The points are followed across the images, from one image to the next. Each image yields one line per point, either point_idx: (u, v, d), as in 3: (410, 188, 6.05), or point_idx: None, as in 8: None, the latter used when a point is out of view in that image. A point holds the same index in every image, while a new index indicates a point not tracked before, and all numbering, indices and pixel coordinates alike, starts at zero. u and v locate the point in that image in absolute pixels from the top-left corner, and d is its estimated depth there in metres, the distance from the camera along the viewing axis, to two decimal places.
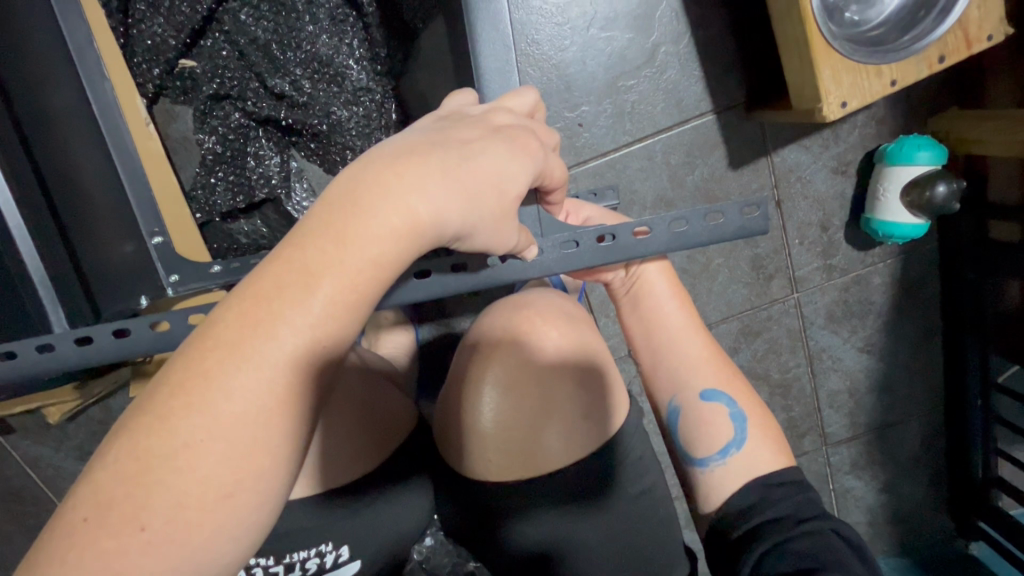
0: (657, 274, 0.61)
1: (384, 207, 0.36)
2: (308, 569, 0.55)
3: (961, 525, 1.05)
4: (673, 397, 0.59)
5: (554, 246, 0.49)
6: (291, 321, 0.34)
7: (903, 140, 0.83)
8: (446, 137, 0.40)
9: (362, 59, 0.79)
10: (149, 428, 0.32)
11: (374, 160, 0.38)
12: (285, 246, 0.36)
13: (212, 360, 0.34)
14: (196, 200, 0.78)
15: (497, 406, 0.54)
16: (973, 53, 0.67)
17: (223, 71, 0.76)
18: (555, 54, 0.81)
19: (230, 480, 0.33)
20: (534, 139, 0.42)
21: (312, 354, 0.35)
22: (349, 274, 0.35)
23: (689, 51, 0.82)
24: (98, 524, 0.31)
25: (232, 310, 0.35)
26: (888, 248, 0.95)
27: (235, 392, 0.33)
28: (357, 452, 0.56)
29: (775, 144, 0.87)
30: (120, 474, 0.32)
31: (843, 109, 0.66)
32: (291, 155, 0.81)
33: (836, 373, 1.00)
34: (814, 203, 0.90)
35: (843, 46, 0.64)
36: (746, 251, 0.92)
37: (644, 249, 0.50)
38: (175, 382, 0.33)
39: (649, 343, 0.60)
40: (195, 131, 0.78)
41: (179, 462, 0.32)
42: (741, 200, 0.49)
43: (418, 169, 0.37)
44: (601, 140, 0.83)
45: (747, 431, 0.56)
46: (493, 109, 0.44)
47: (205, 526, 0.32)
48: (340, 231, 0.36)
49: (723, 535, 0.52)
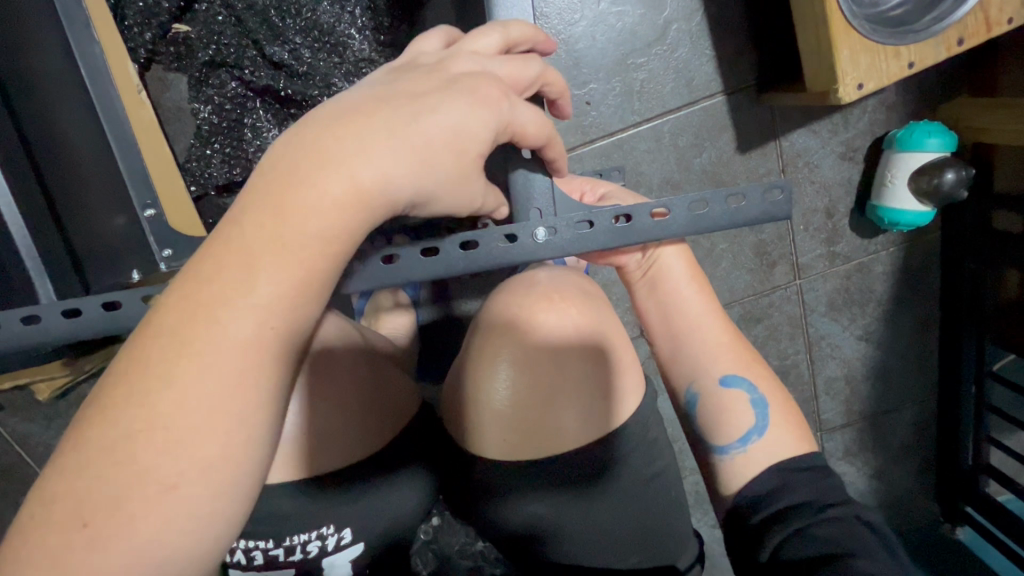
0: (674, 257, 0.61)
1: (326, 178, 0.34)
2: (309, 552, 0.55)
3: (950, 511, 1.07)
4: (691, 384, 0.59)
5: (567, 225, 0.48)
6: (235, 305, 0.34)
7: (913, 126, 0.82)
8: (393, 96, 0.37)
9: (364, 28, 0.75)
10: (88, 422, 0.32)
11: (312, 125, 0.36)
12: (223, 229, 0.35)
13: (151, 351, 0.33)
14: (191, 174, 0.75)
15: (507, 391, 0.53)
16: (992, 36, 0.66)
17: (219, 38, 0.73)
18: (564, 29, 0.78)
19: (173, 470, 0.32)
20: (496, 88, 0.39)
21: (261, 337, 0.34)
22: (290, 253, 0.34)
23: (701, 29, 0.80)
24: (43, 521, 0.31)
25: (173, 299, 0.34)
26: (891, 237, 0.95)
27: (174, 380, 0.32)
28: (356, 434, 0.55)
29: (784, 128, 0.86)
30: (61, 474, 0.31)
31: (859, 92, 0.65)
32: (290, 129, 0.77)
33: (835, 361, 1.00)
34: (821, 189, 0.90)
35: (863, 26, 0.62)
36: (750, 237, 0.91)
37: (662, 231, 0.49)
38: (116, 376, 0.33)
39: (668, 328, 0.60)
40: (190, 100, 0.75)
41: (117, 456, 0.31)
42: (764, 183, 0.49)
43: (362, 136, 0.35)
44: (609, 119, 0.82)
45: (769, 418, 0.56)
46: (454, 54, 0.41)
47: (152, 518, 0.31)
48: (279, 208, 0.34)
49: (743, 519, 0.51)
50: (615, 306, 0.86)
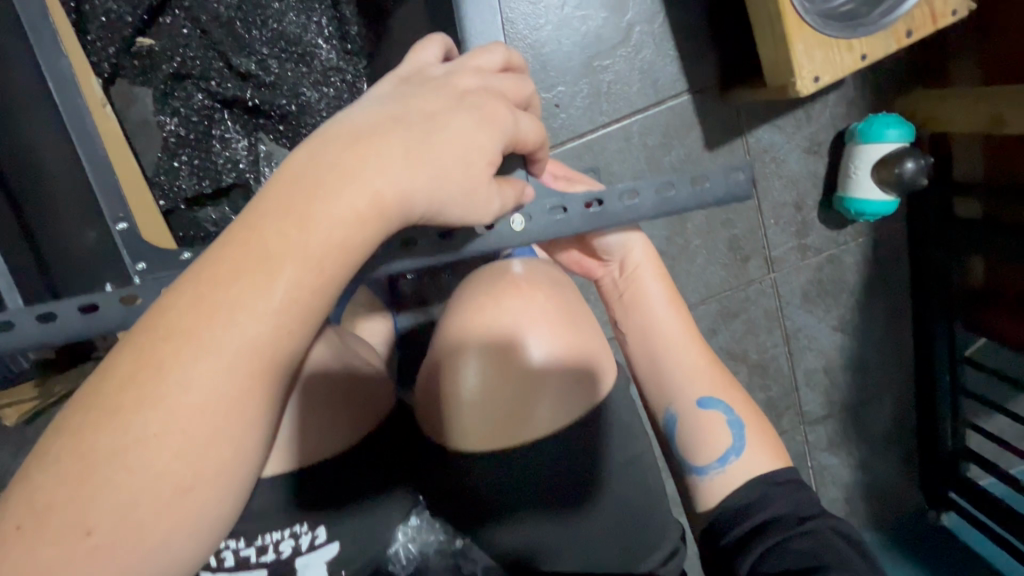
0: (652, 280, 0.62)
1: (348, 190, 0.36)
2: (281, 554, 0.50)
3: (933, 498, 1.09)
4: (669, 405, 0.59)
5: (543, 212, 0.48)
6: (251, 309, 0.34)
7: (871, 118, 0.85)
8: (408, 113, 0.39)
9: (331, 38, 0.75)
10: (94, 425, 0.32)
11: (336, 138, 0.37)
12: (238, 229, 0.36)
13: (163, 353, 0.33)
14: (160, 188, 0.74)
15: (479, 377, 0.54)
16: (939, 28, 0.67)
17: (185, 50, 0.73)
18: (530, 33, 0.80)
19: (187, 474, 0.33)
20: (503, 106, 0.42)
21: (275, 343, 0.35)
22: (308, 260, 0.35)
23: (663, 30, 0.82)
24: (43, 526, 0.31)
25: (183, 298, 0.34)
26: (859, 227, 0.97)
27: (189, 385, 0.33)
28: (336, 422, 0.52)
29: (750, 124, 0.88)
30: (63, 477, 0.31)
31: (816, 85, 0.66)
32: (259, 138, 0.77)
33: (812, 352, 1.02)
34: (789, 183, 0.92)
35: (815, 21, 0.64)
36: (722, 232, 0.93)
37: (633, 215, 0.49)
38: (121, 377, 0.33)
39: (646, 350, 0.61)
40: (156, 113, 0.74)
41: (129, 460, 0.32)
42: (726, 164, 0.49)
43: (386, 156, 0.37)
44: (578, 121, 0.83)
45: (746, 438, 0.57)
46: (459, 68, 0.43)
47: (163, 521, 0.33)
48: (303, 214, 0.35)
49: (719, 541, 0.52)
50: (593, 305, 0.87)
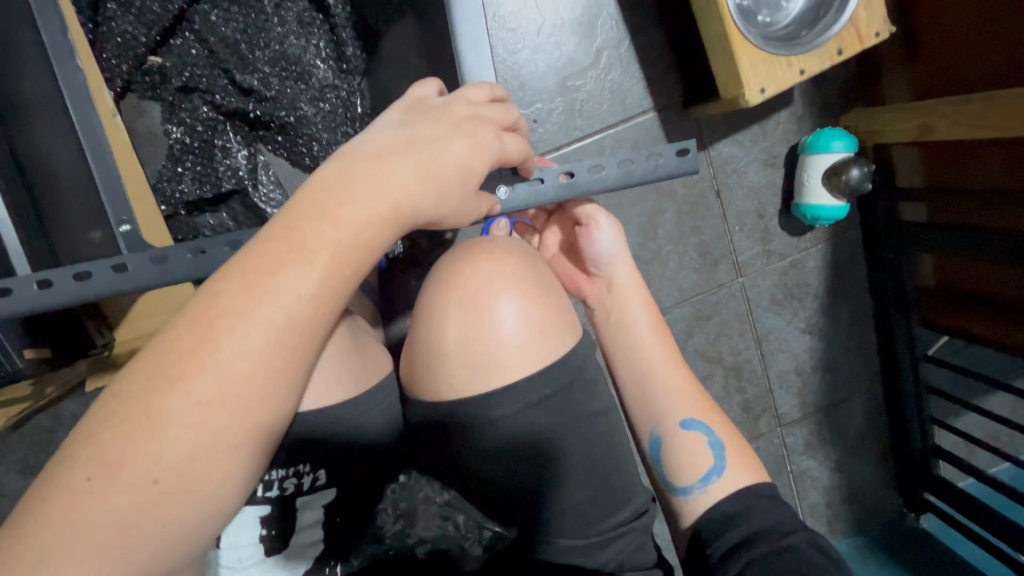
0: (639, 312, 0.68)
1: (376, 193, 0.41)
2: (285, 490, 0.55)
3: (911, 501, 1.12)
4: (655, 427, 0.64)
5: (523, 184, 0.55)
6: (295, 291, 0.39)
7: (818, 133, 0.94)
8: (420, 133, 0.45)
9: (328, 59, 0.82)
10: (156, 389, 0.35)
11: (362, 152, 0.43)
12: (282, 222, 0.40)
13: (218, 326, 0.37)
14: (162, 193, 0.79)
15: (458, 328, 0.56)
16: (866, 48, 0.77)
17: (193, 68, 0.79)
18: (509, 56, 0.88)
19: (238, 432, 0.37)
20: (491, 132, 0.48)
21: (313, 321, 0.40)
22: (336, 248, 0.40)
23: (630, 54, 0.91)
24: (110, 477, 0.34)
25: (234, 279, 0.38)
26: (818, 234, 1.04)
27: (242, 355, 0.37)
28: (333, 381, 0.54)
29: (711, 139, 0.96)
30: (129, 433, 0.35)
31: (762, 95, 0.75)
32: (259, 149, 0.83)
33: (783, 354, 1.07)
34: (750, 193, 1.00)
35: (758, 40, 0.73)
36: (692, 239, 0.99)
37: (600, 185, 0.56)
38: (181, 347, 0.36)
39: (634, 373, 0.66)
40: (163, 123, 0.79)
41: (190, 419, 0.36)
42: (675, 143, 0.56)
43: (402, 167, 0.43)
44: (555, 135, 0.90)
45: (726, 459, 0.61)
46: (454, 100, 0.50)
47: (215, 474, 0.37)
48: (339, 211, 0.40)
49: (702, 552, 0.56)
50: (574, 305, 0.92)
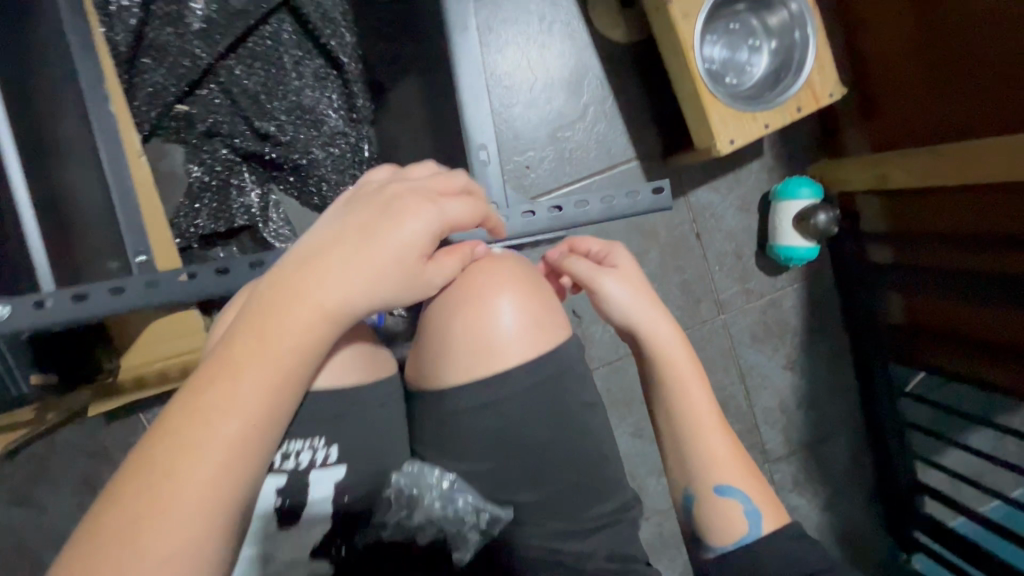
0: (683, 358, 0.65)
1: (335, 266, 0.47)
2: (299, 464, 0.51)
3: (903, 541, 1.13)
4: (691, 486, 0.64)
5: (518, 214, 0.63)
6: (262, 361, 0.44)
7: (787, 181, 1.02)
8: (374, 206, 0.51)
9: (339, 110, 0.90)
10: (148, 460, 0.41)
11: (323, 234, 0.49)
12: (253, 305, 0.46)
13: (199, 400, 0.43)
14: (178, 228, 0.84)
15: (456, 313, 0.55)
16: (822, 106, 0.86)
17: (216, 115, 0.86)
18: (504, 110, 0.97)
19: (217, 491, 0.41)
20: (448, 186, 0.53)
21: (282, 384, 0.45)
22: (290, 352, 0.45)
23: (614, 110, 1.01)
24: (107, 543, 0.39)
25: (214, 360, 0.44)
26: (794, 274, 1.11)
27: (217, 422, 0.42)
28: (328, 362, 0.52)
29: (689, 186, 1.04)
30: (124, 503, 0.40)
31: (732, 145, 0.83)
32: (271, 188, 0.90)
33: (766, 390, 1.11)
34: (728, 235, 1.07)
35: (725, 98, 0.82)
36: (676, 278, 1.05)
37: (584, 217, 0.64)
38: (169, 421, 0.42)
39: (671, 428, 0.65)
40: (185, 164, 0.86)
41: (173, 482, 0.40)
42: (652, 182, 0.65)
43: (360, 237, 0.48)
44: (546, 180, 0.98)
45: (762, 527, 0.61)
46: (411, 169, 0.56)
47: (199, 532, 0.41)
48: (301, 287, 0.46)
49: None
50: None
